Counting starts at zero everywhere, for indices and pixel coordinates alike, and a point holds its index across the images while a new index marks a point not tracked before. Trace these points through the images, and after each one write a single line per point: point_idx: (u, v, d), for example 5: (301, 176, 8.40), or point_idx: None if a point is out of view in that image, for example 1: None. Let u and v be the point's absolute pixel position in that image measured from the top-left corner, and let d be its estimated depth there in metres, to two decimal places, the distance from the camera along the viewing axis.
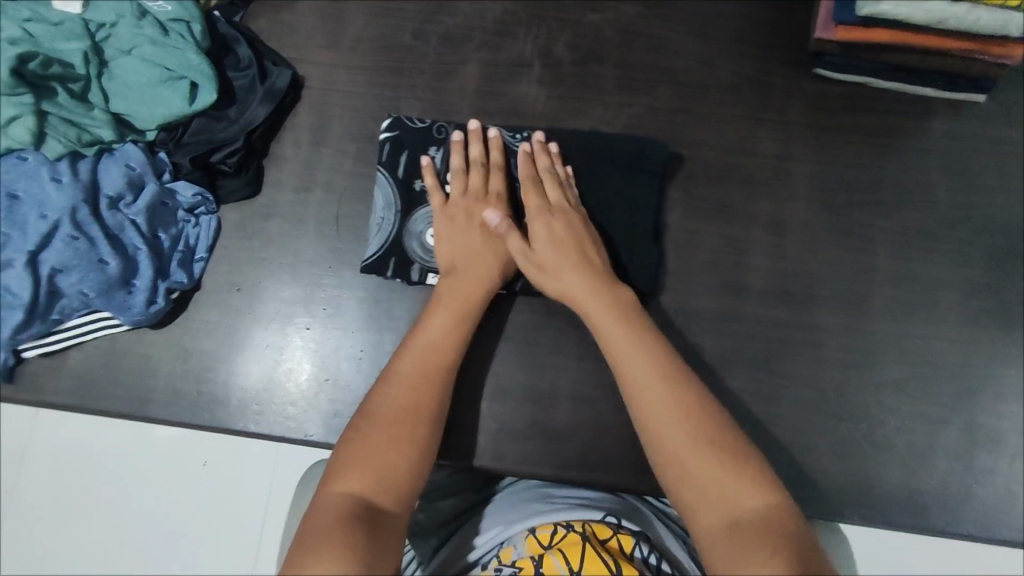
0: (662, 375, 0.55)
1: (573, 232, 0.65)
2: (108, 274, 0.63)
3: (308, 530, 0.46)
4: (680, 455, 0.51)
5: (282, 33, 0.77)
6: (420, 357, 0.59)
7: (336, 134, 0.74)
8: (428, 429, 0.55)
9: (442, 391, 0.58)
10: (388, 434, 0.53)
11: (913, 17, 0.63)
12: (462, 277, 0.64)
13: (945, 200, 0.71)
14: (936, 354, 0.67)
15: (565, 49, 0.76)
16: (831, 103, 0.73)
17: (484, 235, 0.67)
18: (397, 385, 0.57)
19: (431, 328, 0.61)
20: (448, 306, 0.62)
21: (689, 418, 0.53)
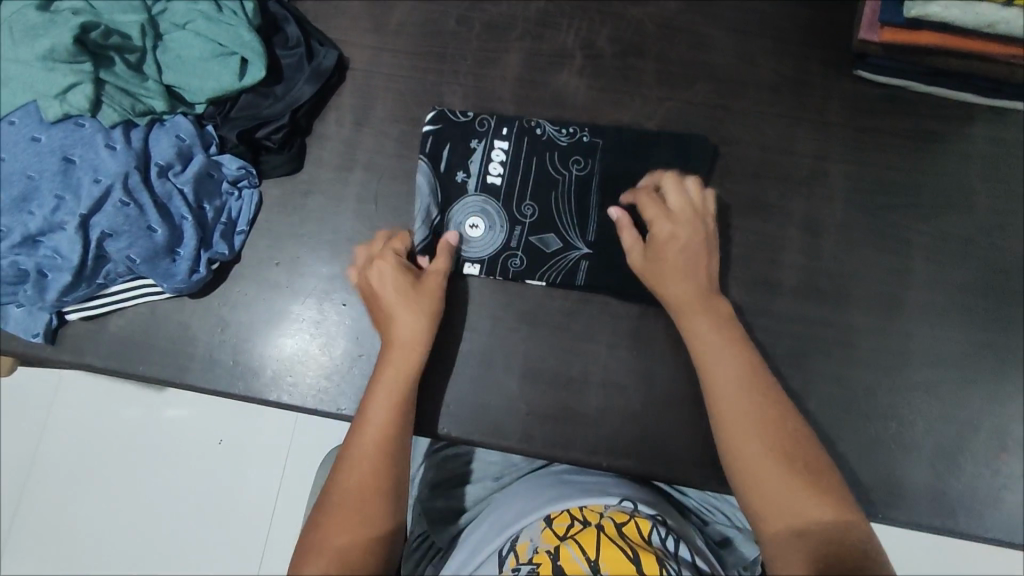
0: (748, 393, 0.57)
1: (692, 245, 0.64)
2: (155, 241, 0.65)
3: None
4: (754, 471, 0.54)
5: (330, 15, 0.78)
6: (373, 432, 0.58)
7: (378, 116, 0.76)
8: (386, 502, 0.56)
9: (395, 463, 0.58)
10: (349, 518, 0.54)
11: (962, 19, 0.64)
12: (397, 350, 0.63)
13: (984, 205, 0.71)
14: (969, 359, 0.67)
15: (606, 41, 0.77)
16: (876, 104, 0.74)
17: (395, 304, 0.64)
18: (355, 464, 0.57)
19: (373, 405, 0.60)
20: (389, 378, 0.61)
21: (767, 438, 0.55)
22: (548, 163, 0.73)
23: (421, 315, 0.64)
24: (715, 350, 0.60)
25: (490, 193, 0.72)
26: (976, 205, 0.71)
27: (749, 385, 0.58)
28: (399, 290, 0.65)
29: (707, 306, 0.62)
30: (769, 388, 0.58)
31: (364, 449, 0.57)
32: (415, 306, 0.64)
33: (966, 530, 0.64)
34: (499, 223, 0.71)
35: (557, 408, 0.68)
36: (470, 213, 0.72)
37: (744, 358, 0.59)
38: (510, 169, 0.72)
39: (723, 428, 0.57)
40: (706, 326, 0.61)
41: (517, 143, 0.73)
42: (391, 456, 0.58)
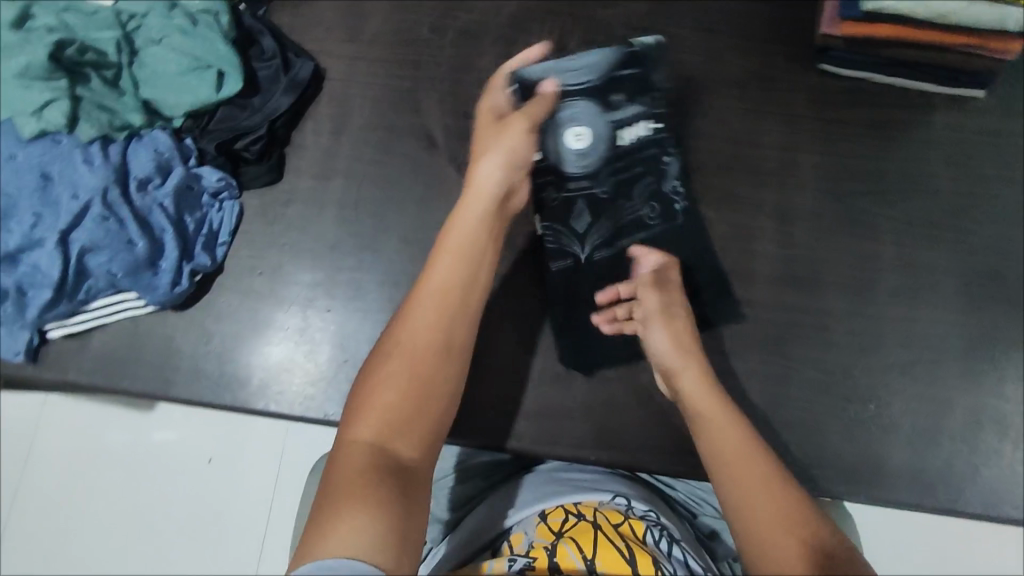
0: (736, 433, 0.54)
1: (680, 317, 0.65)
2: (135, 255, 0.65)
3: (329, 477, 0.45)
4: (748, 503, 0.49)
5: (304, 27, 0.80)
6: (433, 292, 0.56)
7: (355, 124, 0.77)
8: (447, 370, 0.53)
9: (461, 330, 0.55)
10: (403, 374, 0.51)
11: (916, 11, 0.66)
12: (469, 206, 0.61)
13: (948, 189, 0.73)
14: (941, 338, 0.69)
15: (578, 44, 0.78)
16: (840, 96, 0.76)
17: (484, 144, 0.65)
18: (415, 325, 0.54)
19: (441, 266, 0.57)
20: (456, 236, 0.59)
21: (773, 485, 0.50)
22: (641, 183, 0.72)
23: (496, 150, 0.63)
24: (703, 399, 0.58)
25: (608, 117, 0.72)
26: (941, 188, 0.73)
27: (734, 426, 0.55)
28: (490, 135, 0.65)
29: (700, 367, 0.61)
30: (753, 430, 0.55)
31: (424, 311, 0.55)
32: (503, 155, 0.63)
33: (946, 504, 0.65)
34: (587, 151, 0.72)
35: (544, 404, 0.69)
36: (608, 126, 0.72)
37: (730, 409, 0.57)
38: (638, 145, 0.73)
39: (722, 481, 0.52)
40: (696, 382, 0.60)
41: (653, 138, 0.73)
42: (453, 319, 0.55)
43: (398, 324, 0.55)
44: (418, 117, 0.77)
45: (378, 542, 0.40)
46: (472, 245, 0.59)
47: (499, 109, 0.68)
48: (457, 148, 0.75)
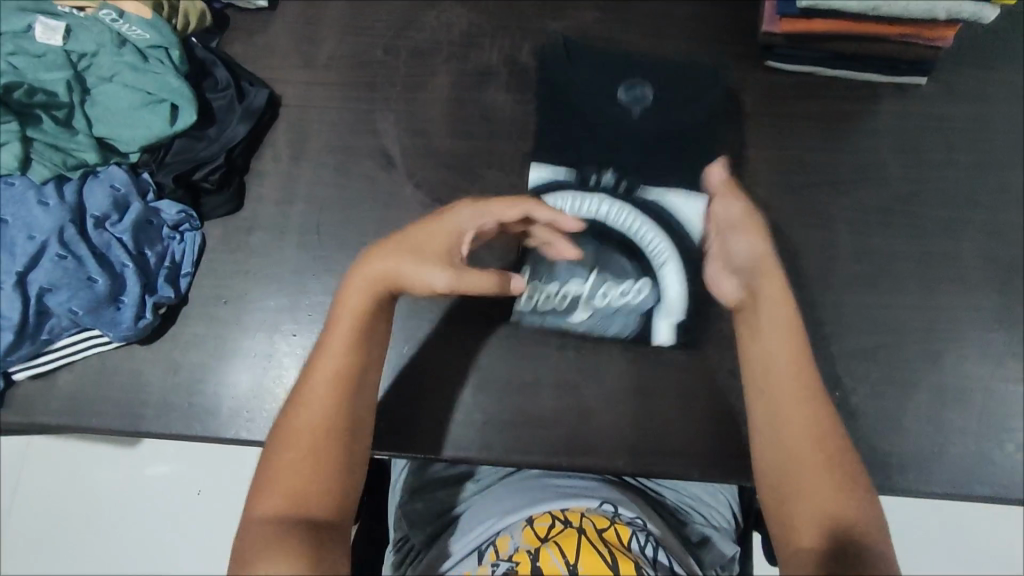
0: (794, 392, 0.60)
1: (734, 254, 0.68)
2: (96, 291, 0.65)
3: (243, 547, 0.52)
4: (794, 468, 0.57)
5: (258, 55, 0.80)
6: (323, 375, 0.59)
7: (313, 148, 0.77)
8: (341, 440, 0.57)
9: (347, 402, 0.59)
10: (299, 459, 0.56)
11: (849, 5, 0.67)
12: (363, 286, 0.62)
13: (898, 175, 0.74)
14: (901, 321, 0.70)
15: (529, 56, 0.80)
16: (788, 92, 0.77)
17: (400, 248, 0.63)
18: (307, 408, 0.58)
19: (332, 348, 0.60)
20: (344, 317, 0.61)
21: (812, 445, 0.57)
22: (551, 297, 0.71)
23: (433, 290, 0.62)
24: (777, 351, 0.62)
25: (571, 316, 0.71)
26: (892, 175, 0.74)
27: (802, 390, 0.60)
28: (417, 240, 0.63)
29: (773, 311, 0.64)
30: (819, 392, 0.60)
31: (318, 395, 0.58)
32: (397, 255, 0.62)
33: (916, 484, 0.66)
34: (556, 294, 0.71)
35: (514, 413, 0.69)
36: (593, 273, 0.72)
37: (800, 361, 0.61)
38: (574, 296, 0.72)
39: (768, 431, 0.59)
40: (772, 323, 0.63)
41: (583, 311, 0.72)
42: (346, 399, 0.59)
43: (295, 406, 0.58)
44: (375, 137, 0.77)
45: None
46: (353, 335, 0.60)
47: (458, 221, 0.64)
48: (415, 165, 0.76)
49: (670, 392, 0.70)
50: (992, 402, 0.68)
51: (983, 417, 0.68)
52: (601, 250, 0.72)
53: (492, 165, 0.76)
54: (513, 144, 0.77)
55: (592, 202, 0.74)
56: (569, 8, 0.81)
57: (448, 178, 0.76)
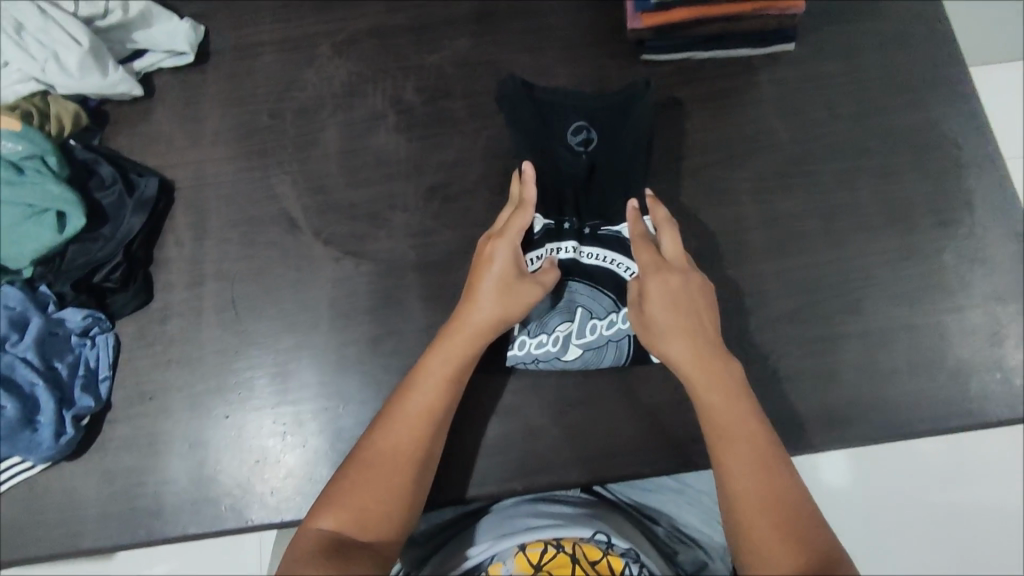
0: (753, 456, 0.57)
1: (674, 305, 0.63)
2: (8, 417, 0.64)
3: (286, 562, 0.54)
4: (760, 545, 0.53)
5: (145, 144, 0.80)
6: (420, 402, 0.62)
7: (216, 225, 0.76)
8: (414, 471, 0.59)
9: (433, 437, 0.61)
10: (377, 477, 0.58)
11: None
12: (468, 318, 0.64)
13: (787, 139, 0.77)
14: (818, 278, 0.72)
15: (413, 93, 0.80)
16: (667, 81, 0.79)
17: (487, 291, 0.65)
18: (396, 430, 0.60)
19: (430, 372, 0.63)
20: (452, 350, 0.64)
21: (772, 500, 0.55)
22: (540, 342, 0.70)
23: (518, 311, 0.65)
24: (731, 415, 0.59)
25: (563, 357, 0.70)
26: (782, 140, 0.77)
27: (761, 454, 0.57)
28: (498, 277, 0.65)
29: (709, 374, 0.61)
30: (780, 456, 0.58)
31: (408, 422, 0.61)
32: (499, 297, 0.64)
33: (864, 433, 0.67)
34: (545, 338, 0.70)
35: (463, 447, 0.69)
36: (577, 308, 0.71)
37: (757, 425, 0.59)
38: (565, 336, 0.70)
39: (729, 491, 0.56)
40: (719, 384, 0.61)
41: (576, 349, 0.70)
42: (434, 435, 0.61)
43: (381, 427, 0.61)
44: (276, 202, 0.77)
45: None
46: (443, 368, 0.63)
47: (501, 254, 0.66)
48: (319, 222, 0.76)
49: (612, 394, 0.70)
50: (922, 337, 0.70)
51: (915, 353, 0.69)
52: (583, 284, 0.72)
53: (396, 206, 0.76)
54: (412, 181, 0.76)
55: (562, 243, 0.72)
56: (443, 40, 0.82)
57: (354, 229, 0.75)
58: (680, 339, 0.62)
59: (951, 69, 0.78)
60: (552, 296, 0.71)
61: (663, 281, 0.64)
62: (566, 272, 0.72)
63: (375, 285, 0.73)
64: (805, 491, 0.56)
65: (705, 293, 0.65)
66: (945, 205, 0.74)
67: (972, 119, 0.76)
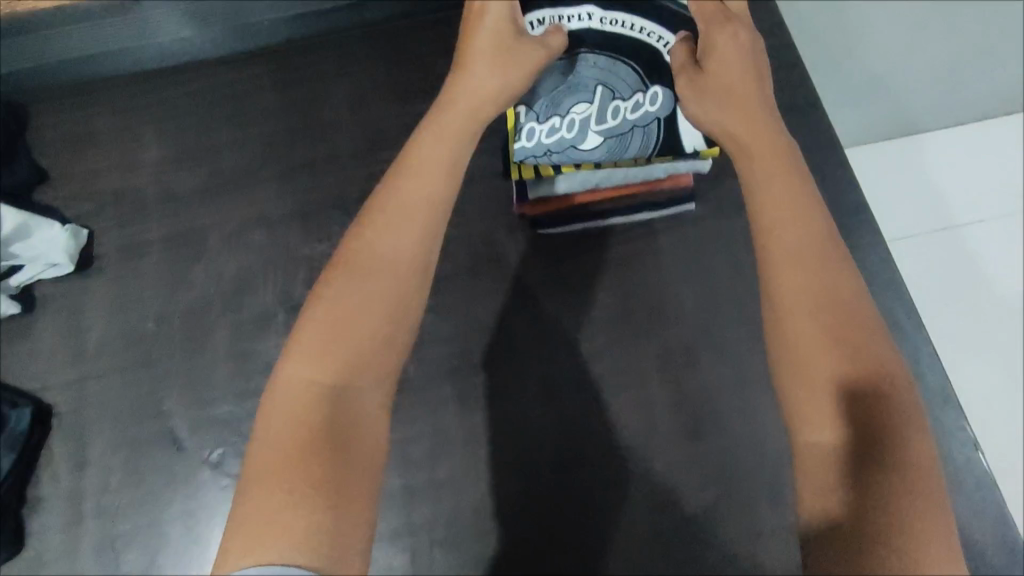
0: (812, 254, 0.52)
1: (749, 78, 0.60)
2: None
3: (271, 420, 0.47)
4: (803, 350, 0.50)
5: (23, 363, 0.75)
6: (410, 207, 0.53)
7: (98, 450, 0.71)
8: (409, 287, 0.52)
9: (427, 242, 0.53)
10: (362, 293, 0.50)
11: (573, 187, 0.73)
12: (461, 91, 0.60)
13: (696, 307, 0.73)
14: (737, 465, 0.68)
15: (304, 285, 0.77)
16: (564, 251, 0.75)
17: (480, 57, 0.60)
18: (376, 247, 0.52)
19: (415, 176, 0.55)
20: (439, 152, 0.57)
21: (823, 304, 0.50)
22: (558, 144, 0.70)
23: (518, 80, 0.60)
24: (791, 226, 0.53)
25: (579, 142, 0.70)
26: (692, 304, 0.73)
27: (816, 253, 0.52)
28: (491, 39, 0.59)
29: (770, 157, 0.56)
30: (837, 258, 0.53)
31: (395, 227, 0.53)
32: (495, 66, 0.60)
33: None
34: (559, 123, 0.70)
35: None
36: (596, 87, 0.71)
37: (816, 226, 0.53)
38: (580, 125, 0.70)
39: (778, 287, 0.52)
40: (781, 192, 0.55)
41: (597, 144, 0.70)
42: (429, 243, 0.53)
43: (373, 233, 0.53)
44: (161, 420, 0.72)
45: (324, 531, 0.43)
46: (433, 171, 0.56)
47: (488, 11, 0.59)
48: (207, 441, 0.71)
49: None
50: None
51: None
52: (598, 58, 0.71)
53: None
54: None
55: (579, 10, 0.70)
56: (333, 225, 0.79)
57: (243, 444, 0.71)
58: (735, 108, 0.59)
59: (853, 221, 0.76)
60: (566, 68, 0.71)
61: (733, 56, 0.60)
62: (580, 42, 0.70)
63: None
64: (860, 286, 0.52)
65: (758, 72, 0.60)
66: None
67: (878, 274, 0.74)
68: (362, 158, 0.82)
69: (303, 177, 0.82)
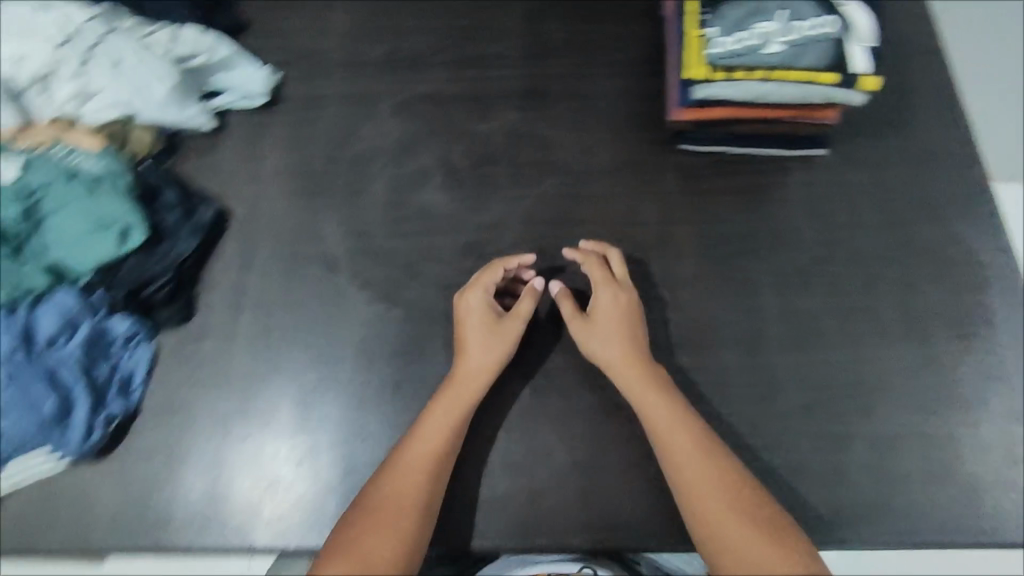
0: (719, 484, 0.66)
1: (628, 316, 0.74)
2: (43, 415, 0.66)
3: None
4: (733, 547, 0.63)
5: (207, 172, 0.86)
6: (418, 455, 0.68)
7: (262, 254, 0.81)
8: (416, 514, 0.66)
9: (432, 478, 0.67)
10: (382, 527, 0.64)
11: (735, 95, 0.71)
12: (465, 364, 0.72)
13: (813, 238, 0.81)
14: (831, 376, 0.75)
15: (460, 156, 0.86)
16: (698, 171, 0.85)
17: (474, 337, 0.73)
18: (396, 479, 0.67)
19: (423, 431, 0.69)
20: (445, 406, 0.70)
21: (740, 512, 0.65)
22: (737, 55, 0.71)
23: (504, 350, 0.73)
24: (670, 424, 0.69)
25: (762, 51, 0.70)
26: (809, 236, 0.81)
27: (710, 457, 0.67)
28: (479, 326, 0.73)
29: (677, 420, 0.69)
30: (731, 459, 0.68)
31: (407, 468, 0.67)
32: (483, 344, 0.73)
33: (867, 533, 0.70)
34: (744, 35, 0.71)
35: (472, 497, 0.73)
36: (779, 10, 0.71)
37: (719, 459, 0.67)
38: (762, 38, 0.71)
39: (699, 518, 0.65)
40: (659, 401, 0.70)
41: (776, 57, 0.70)
42: (431, 478, 0.67)
43: (387, 473, 0.68)
44: (319, 240, 0.82)
45: None
46: (441, 425, 0.70)
47: (472, 305, 0.74)
48: (359, 264, 0.80)
49: (622, 463, 0.73)
50: (932, 448, 0.72)
51: (924, 462, 0.72)
52: None
53: (432, 258, 0.80)
54: (450, 236, 0.81)
55: None
56: (494, 111, 0.89)
57: (389, 273, 0.80)
58: (611, 344, 0.73)
59: (976, 193, 0.82)
60: None
61: (612, 298, 0.75)
62: None
63: (400, 331, 0.77)
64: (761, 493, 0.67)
65: (634, 313, 0.75)
66: (961, 321, 0.77)
67: (995, 243, 0.80)
68: (528, 62, 0.91)
69: (471, 68, 0.91)
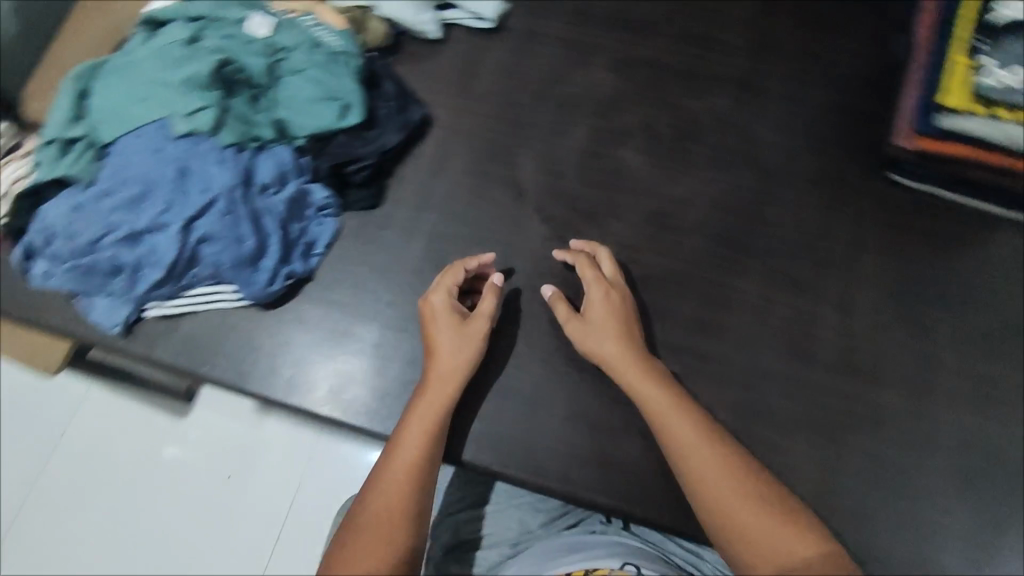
0: (717, 457, 0.60)
1: (622, 316, 0.70)
2: (242, 251, 0.72)
3: None
4: (737, 523, 0.56)
5: (419, 78, 0.88)
6: (404, 458, 0.61)
7: (455, 167, 0.84)
8: (409, 522, 0.57)
9: (422, 484, 0.60)
10: (372, 542, 0.55)
11: (987, 133, 0.72)
12: (435, 365, 0.67)
13: (1012, 306, 0.76)
14: (997, 450, 0.71)
15: (664, 127, 0.85)
16: (900, 205, 0.81)
17: (439, 338, 0.68)
18: (385, 488, 0.59)
19: (404, 434, 0.62)
20: (424, 410, 0.64)
21: (738, 482, 0.58)
22: (1003, 94, 0.72)
23: (476, 349, 0.68)
24: (661, 401, 0.64)
25: None
26: (1008, 303, 0.76)
27: (707, 437, 0.61)
28: (445, 325, 0.69)
29: (671, 403, 0.64)
30: (725, 437, 0.62)
31: (393, 474, 0.60)
32: (450, 341, 0.68)
33: None
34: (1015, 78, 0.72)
35: (604, 454, 0.70)
36: None
37: (714, 435, 0.62)
38: None
39: (700, 498, 0.59)
40: (649, 387, 0.65)
41: None
42: (422, 478, 0.60)
43: (372, 489, 0.59)
44: (511, 170, 0.83)
45: None
46: (423, 425, 0.63)
47: (435, 307, 0.70)
48: (544, 202, 0.82)
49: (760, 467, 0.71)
50: None
51: None
52: None
53: (615, 216, 0.81)
54: (636, 200, 0.82)
55: None
56: (709, 92, 0.87)
57: (570, 220, 0.81)
58: (609, 337, 0.68)
59: None
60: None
61: (605, 293, 0.71)
62: None
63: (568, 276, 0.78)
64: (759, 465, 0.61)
65: (627, 313, 0.71)
66: None
67: None
68: (755, 53, 0.89)
69: (696, 45, 0.90)
